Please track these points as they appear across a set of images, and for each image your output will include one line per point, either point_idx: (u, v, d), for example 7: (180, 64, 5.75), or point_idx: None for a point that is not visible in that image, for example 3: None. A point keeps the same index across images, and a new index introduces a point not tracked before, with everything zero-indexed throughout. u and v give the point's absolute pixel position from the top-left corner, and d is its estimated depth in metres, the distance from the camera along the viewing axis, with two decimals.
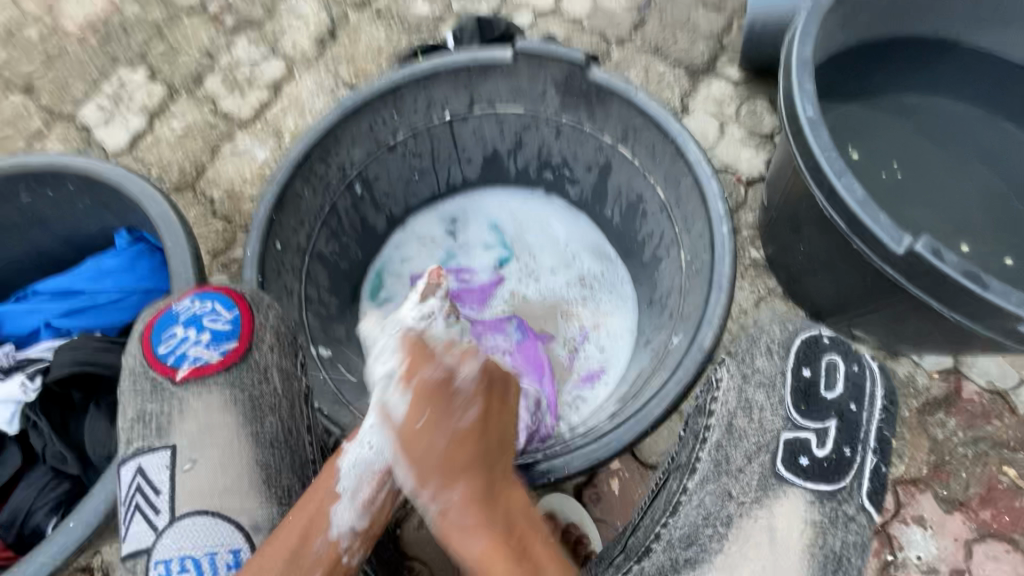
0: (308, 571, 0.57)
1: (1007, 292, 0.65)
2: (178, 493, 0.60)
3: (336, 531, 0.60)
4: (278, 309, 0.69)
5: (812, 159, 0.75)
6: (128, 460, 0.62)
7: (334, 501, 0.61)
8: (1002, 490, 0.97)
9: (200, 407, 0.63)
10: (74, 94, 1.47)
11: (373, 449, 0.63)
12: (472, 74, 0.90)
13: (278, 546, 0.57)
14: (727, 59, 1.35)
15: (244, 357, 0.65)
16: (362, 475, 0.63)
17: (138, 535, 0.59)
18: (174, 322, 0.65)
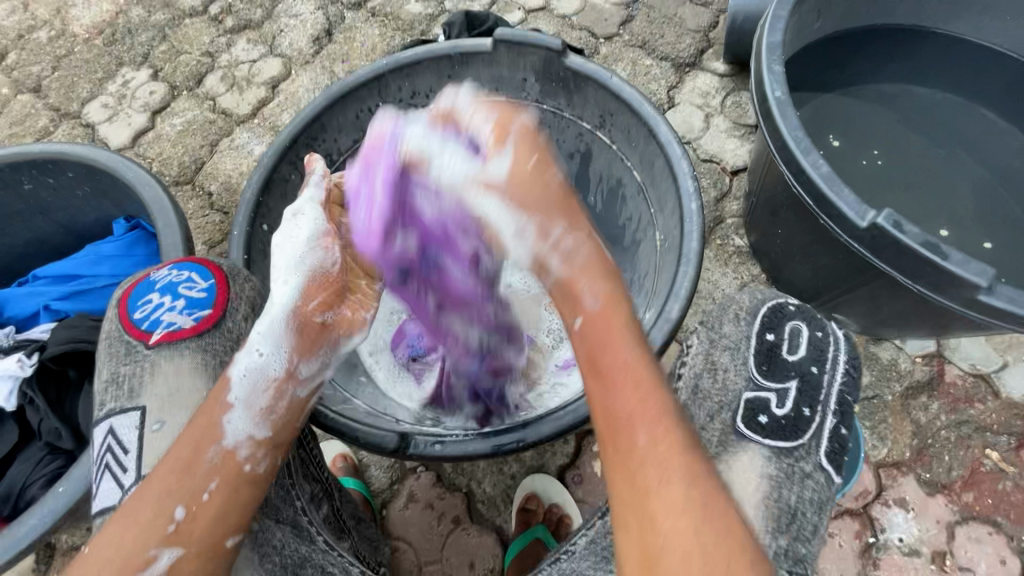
0: (204, 477, 0.52)
1: (966, 261, 0.67)
2: (145, 453, 0.58)
3: (229, 439, 0.54)
4: (254, 282, 0.73)
5: (780, 139, 0.78)
6: (102, 421, 0.61)
7: (227, 409, 0.55)
8: (985, 472, 0.97)
9: (170, 370, 0.63)
10: (80, 93, 1.53)
11: (263, 355, 0.60)
12: (454, 62, 0.93)
13: (168, 462, 0.52)
14: (713, 53, 1.38)
15: (217, 324, 0.67)
16: (257, 382, 0.59)
17: (106, 494, 0.58)
18: (150, 290, 0.67)
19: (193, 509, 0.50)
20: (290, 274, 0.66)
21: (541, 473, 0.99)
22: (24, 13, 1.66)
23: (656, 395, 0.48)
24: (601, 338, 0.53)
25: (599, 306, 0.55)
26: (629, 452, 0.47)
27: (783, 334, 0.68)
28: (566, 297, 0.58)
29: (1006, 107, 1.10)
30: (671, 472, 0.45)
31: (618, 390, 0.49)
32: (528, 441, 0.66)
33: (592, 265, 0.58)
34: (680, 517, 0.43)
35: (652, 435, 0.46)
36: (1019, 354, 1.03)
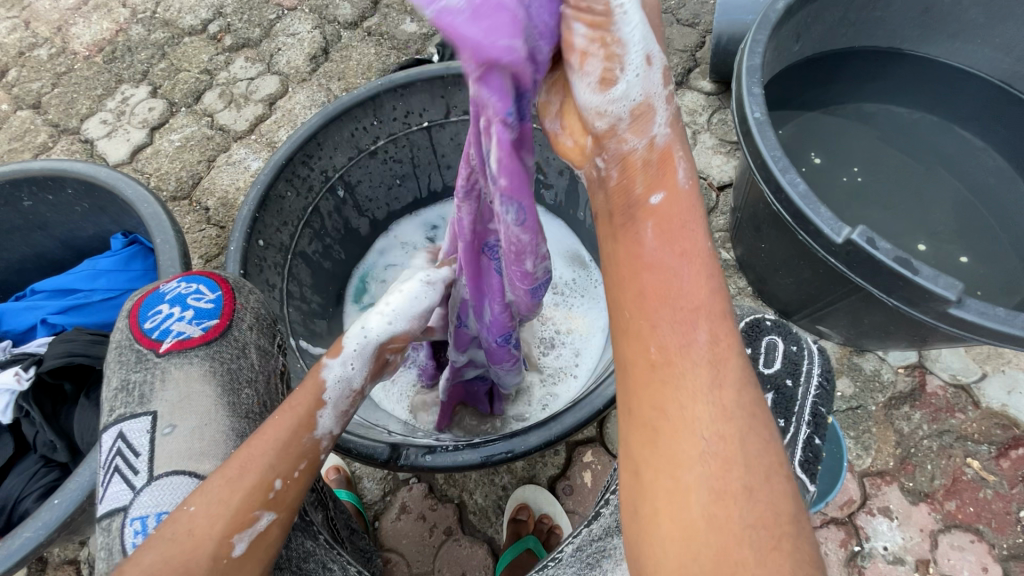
0: (297, 460, 0.51)
1: (936, 276, 0.70)
2: (157, 455, 0.60)
3: (321, 433, 0.54)
4: (258, 295, 0.75)
5: (760, 157, 0.81)
6: (111, 426, 0.63)
7: (320, 405, 0.55)
8: (966, 481, 0.99)
9: (181, 376, 0.65)
10: (79, 109, 1.55)
11: (354, 369, 0.59)
12: (447, 83, 0.96)
13: (264, 439, 0.51)
14: (699, 73, 1.42)
15: (225, 333, 0.68)
16: (341, 393, 0.58)
17: (115, 496, 0.59)
18: (161, 301, 0.69)
19: (290, 482, 0.50)
20: (395, 296, 0.64)
21: (532, 483, 1.01)
22: (25, 31, 1.69)
23: (722, 301, 0.44)
24: (676, 219, 0.45)
25: (688, 185, 0.47)
26: (693, 355, 0.42)
27: (759, 349, 0.71)
28: (654, 166, 0.47)
29: (980, 125, 1.14)
30: (725, 378, 0.42)
31: (686, 287, 0.44)
32: (517, 452, 0.67)
33: (684, 141, 0.48)
34: (724, 425, 0.41)
35: (711, 338, 0.43)
36: (998, 365, 1.06)
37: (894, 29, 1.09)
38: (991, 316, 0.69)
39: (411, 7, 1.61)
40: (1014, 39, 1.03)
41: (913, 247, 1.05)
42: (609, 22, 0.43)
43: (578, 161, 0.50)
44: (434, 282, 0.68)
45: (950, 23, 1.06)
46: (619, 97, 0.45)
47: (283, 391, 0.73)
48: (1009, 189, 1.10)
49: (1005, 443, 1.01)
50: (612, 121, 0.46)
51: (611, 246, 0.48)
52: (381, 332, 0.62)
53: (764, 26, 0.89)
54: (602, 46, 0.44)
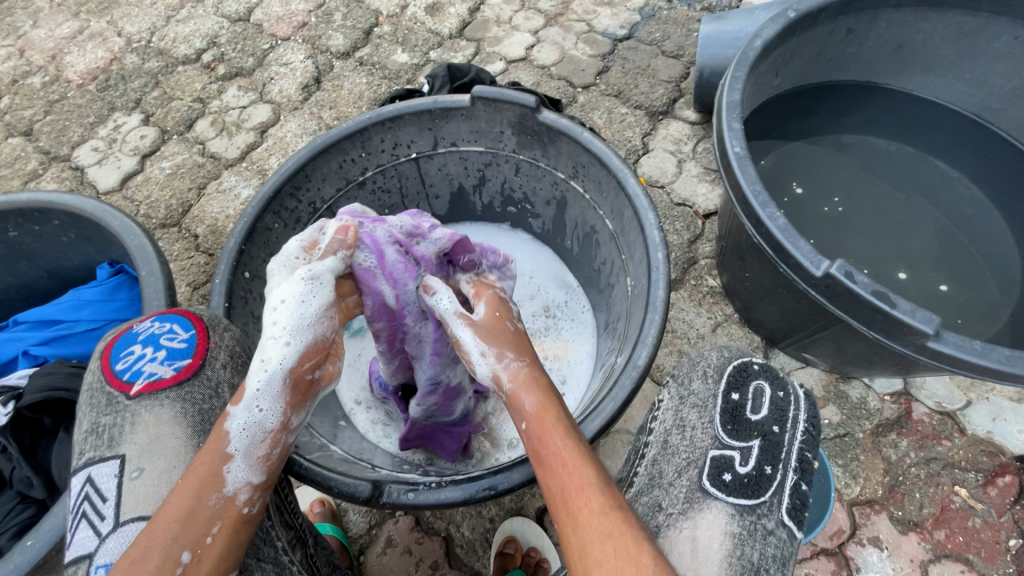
0: (206, 524, 0.51)
1: (913, 310, 0.71)
2: (123, 500, 0.59)
3: (231, 488, 0.53)
4: (234, 331, 0.74)
5: (740, 191, 0.82)
6: (79, 471, 0.62)
7: (227, 460, 0.54)
8: (955, 509, 0.99)
9: (151, 419, 0.64)
10: (70, 137, 1.56)
11: (263, 410, 0.57)
12: (435, 116, 0.98)
13: (168, 509, 0.51)
14: (684, 103, 1.45)
15: (197, 372, 0.68)
16: (253, 438, 0.56)
17: (81, 543, 0.58)
18: (133, 341, 0.69)
19: (199, 551, 0.50)
20: (282, 312, 0.59)
21: (520, 515, 1.00)
22: (19, 59, 1.71)
23: (585, 470, 0.52)
24: (540, 432, 0.55)
25: (536, 410, 0.56)
26: (568, 525, 0.50)
27: (746, 394, 0.70)
28: (510, 407, 0.58)
29: (955, 156, 1.17)
30: (596, 527, 0.49)
31: (555, 465, 0.53)
32: (500, 488, 0.67)
33: (536, 379, 0.59)
34: (597, 568, 0.47)
35: (574, 509, 0.50)
36: (982, 393, 1.07)
37: (869, 65, 1.13)
38: (969, 349, 0.70)
39: (402, 37, 1.64)
40: (983, 75, 1.07)
41: (894, 276, 1.06)
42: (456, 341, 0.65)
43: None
44: (319, 276, 0.62)
45: (922, 59, 1.10)
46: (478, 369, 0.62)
47: None
48: (986, 218, 1.13)
49: (992, 470, 1.01)
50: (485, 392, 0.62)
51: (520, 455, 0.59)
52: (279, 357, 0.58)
53: (743, 63, 0.91)
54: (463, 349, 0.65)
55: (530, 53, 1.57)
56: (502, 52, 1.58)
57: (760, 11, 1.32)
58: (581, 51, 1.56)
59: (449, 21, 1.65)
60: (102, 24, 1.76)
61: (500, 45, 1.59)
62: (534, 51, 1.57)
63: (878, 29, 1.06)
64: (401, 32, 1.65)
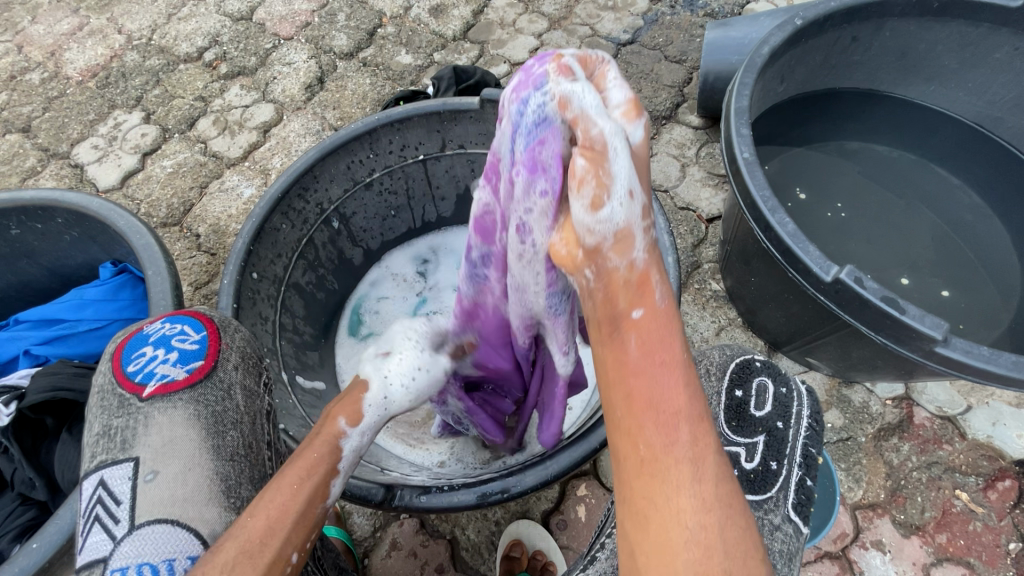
0: (309, 531, 0.51)
1: (922, 316, 0.72)
2: (139, 503, 0.58)
3: (331, 501, 0.55)
4: (244, 333, 0.74)
5: (749, 197, 0.83)
6: (91, 473, 0.61)
7: (335, 474, 0.55)
8: (956, 513, 1.00)
9: (165, 421, 0.63)
10: (70, 134, 1.54)
11: (365, 436, 0.61)
12: (443, 118, 0.98)
13: (281, 505, 0.49)
14: (688, 107, 1.46)
15: (209, 374, 0.67)
16: (352, 459, 0.60)
17: (94, 547, 0.57)
18: (144, 343, 0.68)
19: (300, 557, 0.50)
20: (420, 371, 0.71)
21: (525, 519, 1.00)
22: (18, 55, 1.69)
23: (696, 397, 0.45)
24: (654, 332, 0.46)
25: (666, 306, 0.48)
26: (666, 450, 0.43)
27: (750, 391, 0.71)
28: (633, 286, 0.48)
29: (956, 164, 1.19)
30: (708, 473, 0.43)
31: (666, 389, 0.45)
32: (512, 491, 0.67)
33: (661, 263, 0.50)
34: (707, 517, 0.41)
35: (683, 437, 0.43)
36: (982, 397, 1.08)
37: (872, 73, 1.14)
38: (976, 355, 0.70)
39: (406, 39, 1.64)
40: (984, 84, 1.09)
41: (896, 281, 1.08)
42: (603, 155, 0.49)
43: (572, 268, 0.52)
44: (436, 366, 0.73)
45: (925, 68, 1.12)
46: (605, 219, 0.49)
47: (269, 431, 0.72)
48: (986, 225, 1.14)
49: (992, 474, 1.02)
50: (600, 240, 0.49)
51: (598, 349, 0.49)
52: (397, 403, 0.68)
53: (751, 69, 0.92)
54: (595, 177, 0.49)
55: (534, 56, 1.57)
56: (506, 55, 1.58)
57: (764, 18, 1.33)
58: None
59: (453, 23, 1.65)
60: (102, 20, 1.75)
61: (505, 48, 1.59)
62: (538, 54, 1.58)
63: (883, 37, 1.07)
64: (405, 33, 1.65)
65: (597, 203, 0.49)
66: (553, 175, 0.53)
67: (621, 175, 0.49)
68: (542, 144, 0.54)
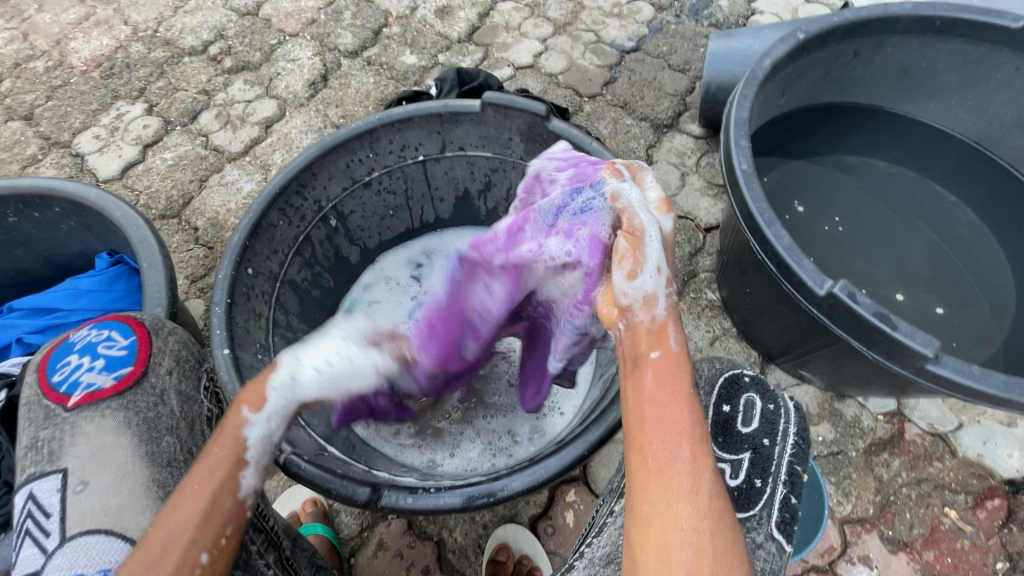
0: (222, 524, 0.51)
1: (914, 333, 0.72)
2: (69, 515, 0.58)
3: (245, 492, 0.54)
4: (178, 334, 0.75)
5: (746, 208, 0.83)
6: (22, 487, 0.61)
7: (243, 465, 0.54)
8: (944, 530, 1.00)
9: (93, 430, 0.63)
10: (72, 123, 1.55)
11: (276, 423, 0.59)
12: (444, 120, 0.98)
13: (183, 507, 0.50)
14: (689, 116, 1.47)
15: (140, 380, 0.68)
16: (263, 448, 0.57)
17: (25, 561, 0.56)
18: (69, 352, 0.68)
19: (217, 551, 0.50)
20: (336, 357, 0.67)
21: (513, 522, 1.00)
22: (22, 43, 1.70)
23: (700, 427, 0.50)
24: (670, 370, 0.53)
25: (680, 352, 0.54)
26: (669, 463, 0.48)
27: (737, 407, 0.70)
28: (654, 334, 0.56)
29: (954, 182, 1.19)
30: (703, 491, 0.47)
31: (675, 415, 0.50)
32: (498, 496, 0.66)
33: (679, 317, 0.58)
34: (699, 522, 0.46)
35: (684, 456, 0.49)
36: (973, 415, 1.08)
37: (872, 89, 1.15)
38: (967, 373, 0.70)
39: (411, 39, 1.64)
40: (984, 103, 1.09)
41: (892, 297, 1.08)
42: (640, 240, 0.61)
43: (609, 323, 0.61)
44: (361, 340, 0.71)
45: (925, 86, 1.12)
46: (638, 285, 0.58)
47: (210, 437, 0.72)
48: (982, 243, 1.15)
49: (980, 493, 1.02)
50: (628, 302, 0.59)
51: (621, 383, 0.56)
52: (305, 390, 0.63)
53: (752, 81, 0.92)
54: (632, 254, 0.60)
55: (538, 61, 1.57)
56: (510, 58, 1.59)
57: (768, 30, 1.33)
58: (588, 60, 1.57)
59: (458, 25, 1.66)
60: (108, 11, 1.75)
61: (509, 51, 1.60)
62: (542, 58, 1.58)
63: (884, 54, 1.07)
64: (411, 33, 1.65)
65: (623, 272, 0.60)
66: (579, 241, 0.70)
67: (654, 254, 0.59)
68: (582, 223, 0.71)
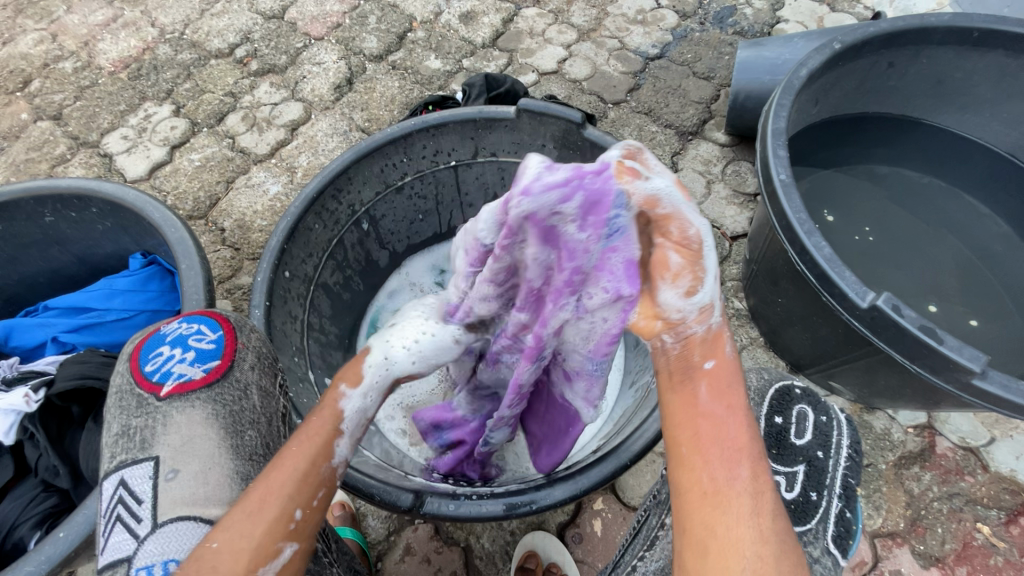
0: (316, 487, 0.53)
1: (960, 347, 0.71)
2: (161, 501, 0.58)
3: (337, 459, 0.56)
4: (258, 333, 0.75)
5: (785, 219, 0.83)
6: (112, 473, 0.61)
7: (338, 435, 0.58)
8: (977, 546, 0.99)
9: (183, 420, 0.63)
10: (100, 123, 1.56)
11: (370, 399, 0.63)
12: (478, 126, 0.98)
13: (286, 466, 0.52)
14: (715, 124, 1.46)
15: (226, 374, 0.67)
16: (357, 422, 0.61)
17: (116, 546, 0.57)
18: (161, 343, 0.68)
19: (309, 511, 0.52)
20: (424, 337, 0.70)
21: (541, 530, 0.99)
22: (52, 44, 1.72)
23: (754, 440, 0.53)
24: (724, 380, 0.56)
25: (733, 361, 0.58)
26: (728, 475, 0.50)
27: (791, 418, 0.69)
28: (709, 343, 0.58)
29: (986, 194, 1.18)
30: (764, 507, 0.49)
31: (730, 427, 0.53)
32: (540, 504, 0.66)
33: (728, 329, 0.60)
34: (763, 547, 0.47)
35: (739, 474, 0.50)
36: (1006, 430, 1.07)
37: (905, 99, 1.14)
38: (1014, 390, 0.70)
39: (436, 44, 1.65)
40: (1020, 116, 1.08)
41: (925, 308, 1.07)
42: (698, 256, 0.56)
43: (648, 335, 0.61)
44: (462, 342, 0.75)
45: (959, 97, 1.11)
46: (695, 302, 0.57)
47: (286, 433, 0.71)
48: (1016, 255, 1.14)
49: (1014, 508, 1.01)
50: (683, 316, 0.58)
51: (666, 399, 0.58)
52: (400, 367, 0.67)
53: (790, 91, 0.92)
54: (691, 272, 0.56)
55: (562, 67, 1.58)
56: (535, 64, 1.59)
57: (797, 39, 1.33)
58: (613, 67, 1.57)
59: (483, 31, 1.66)
60: (136, 13, 1.77)
61: (533, 57, 1.60)
62: (566, 64, 1.58)
63: (919, 65, 1.07)
64: (435, 38, 1.66)
65: (687, 291, 0.57)
66: (614, 272, 0.60)
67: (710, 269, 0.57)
68: (611, 248, 0.59)
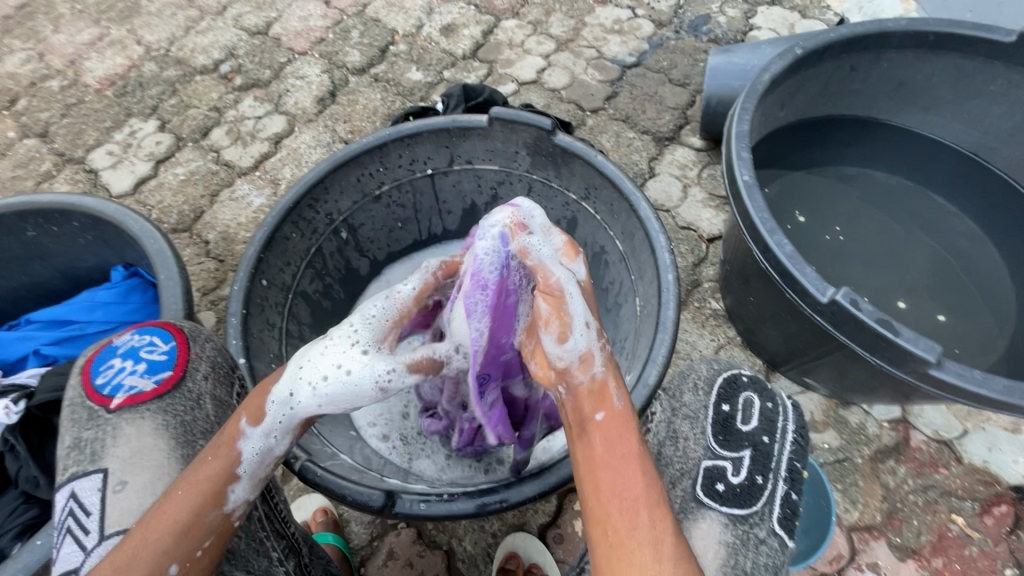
0: (201, 537, 0.54)
1: (916, 338, 0.73)
2: (107, 515, 0.60)
3: (230, 505, 0.56)
4: (215, 342, 0.75)
5: (748, 218, 0.85)
6: (63, 485, 0.63)
7: (233, 481, 0.56)
8: (952, 537, 1.00)
9: (132, 432, 0.65)
10: (86, 140, 1.58)
11: (275, 441, 0.61)
12: (452, 135, 1.01)
13: (166, 518, 0.53)
14: (690, 129, 1.50)
15: (178, 385, 0.69)
16: (261, 461, 0.59)
17: (66, 558, 0.58)
18: (113, 355, 0.69)
19: (187, 565, 0.52)
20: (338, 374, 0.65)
21: (522, 531, 1.00)
22: (39, 63, 1.74)
23: (650, 477, 0.53)
24: (616, 431, 0.56)
25: (624, 410, 0.58)
26: (617, 521, 0.50)
27: (737, 405, 0.71)
28: (597, 395, 0.59)
29: (952, 191, 1.21)
30: (664, 553, 0.48)
31: (627, 477, 0.52)
32: (510, 501, 0.68)
33: (618, 374, 0.61)
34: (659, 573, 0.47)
35: (637, 515, 0.50)
36: (977, 422, 1.09)
37: (869, 102, 1.18)
38: (969, 378, 0.72)
39: (418, 56, 1.69)
40: (980, 115, 1.12)
41: (893, 304, 1.09)
42: (562, 299, 0.63)
43: (547, 384, 0.64)
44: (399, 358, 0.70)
45: (921, 98, 1.15)
46: (571, 347, 0.61)
47: None
48: (982, 252, 1.16)
49: (987, 499, 1.03)
50: (564, 365, 0.62)
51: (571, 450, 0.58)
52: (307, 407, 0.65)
53: (753, 94, 0.95)
54: (557, 317, 0.63)
55: (541, 76, 1.61)
56: (514, 74, 1.62)
57: (766, 46, 1.37)
58: (590, 76, 1.60)
59: (463, 43, 1.70)
60: (122, 31, 1.80)
61: (513, 68, 1.64)
62: (545, 74, 1.62)
63: (880, 68, 1.10)
64: (416, 51, 1.69)
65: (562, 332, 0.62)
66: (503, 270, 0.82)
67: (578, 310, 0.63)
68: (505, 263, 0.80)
